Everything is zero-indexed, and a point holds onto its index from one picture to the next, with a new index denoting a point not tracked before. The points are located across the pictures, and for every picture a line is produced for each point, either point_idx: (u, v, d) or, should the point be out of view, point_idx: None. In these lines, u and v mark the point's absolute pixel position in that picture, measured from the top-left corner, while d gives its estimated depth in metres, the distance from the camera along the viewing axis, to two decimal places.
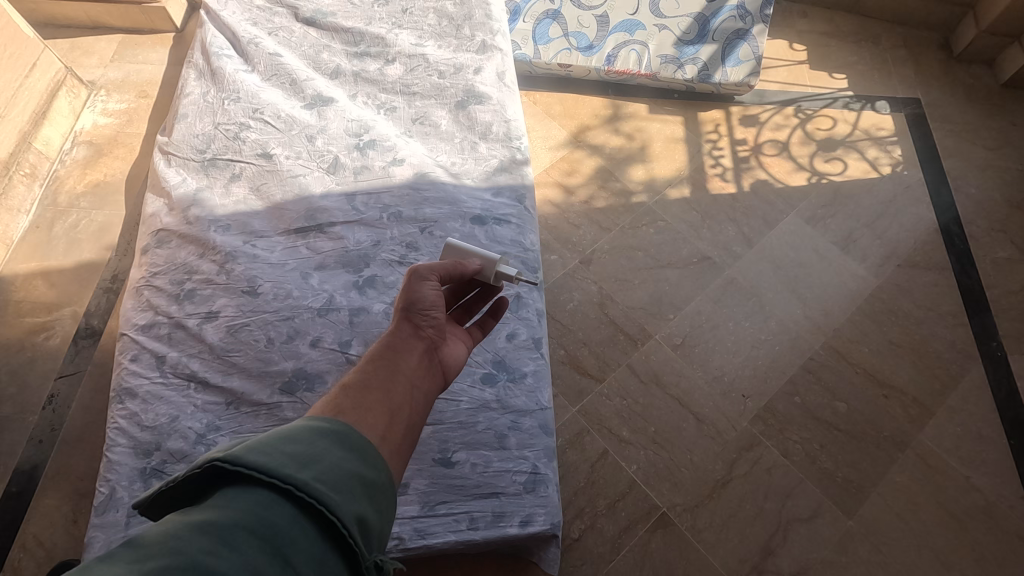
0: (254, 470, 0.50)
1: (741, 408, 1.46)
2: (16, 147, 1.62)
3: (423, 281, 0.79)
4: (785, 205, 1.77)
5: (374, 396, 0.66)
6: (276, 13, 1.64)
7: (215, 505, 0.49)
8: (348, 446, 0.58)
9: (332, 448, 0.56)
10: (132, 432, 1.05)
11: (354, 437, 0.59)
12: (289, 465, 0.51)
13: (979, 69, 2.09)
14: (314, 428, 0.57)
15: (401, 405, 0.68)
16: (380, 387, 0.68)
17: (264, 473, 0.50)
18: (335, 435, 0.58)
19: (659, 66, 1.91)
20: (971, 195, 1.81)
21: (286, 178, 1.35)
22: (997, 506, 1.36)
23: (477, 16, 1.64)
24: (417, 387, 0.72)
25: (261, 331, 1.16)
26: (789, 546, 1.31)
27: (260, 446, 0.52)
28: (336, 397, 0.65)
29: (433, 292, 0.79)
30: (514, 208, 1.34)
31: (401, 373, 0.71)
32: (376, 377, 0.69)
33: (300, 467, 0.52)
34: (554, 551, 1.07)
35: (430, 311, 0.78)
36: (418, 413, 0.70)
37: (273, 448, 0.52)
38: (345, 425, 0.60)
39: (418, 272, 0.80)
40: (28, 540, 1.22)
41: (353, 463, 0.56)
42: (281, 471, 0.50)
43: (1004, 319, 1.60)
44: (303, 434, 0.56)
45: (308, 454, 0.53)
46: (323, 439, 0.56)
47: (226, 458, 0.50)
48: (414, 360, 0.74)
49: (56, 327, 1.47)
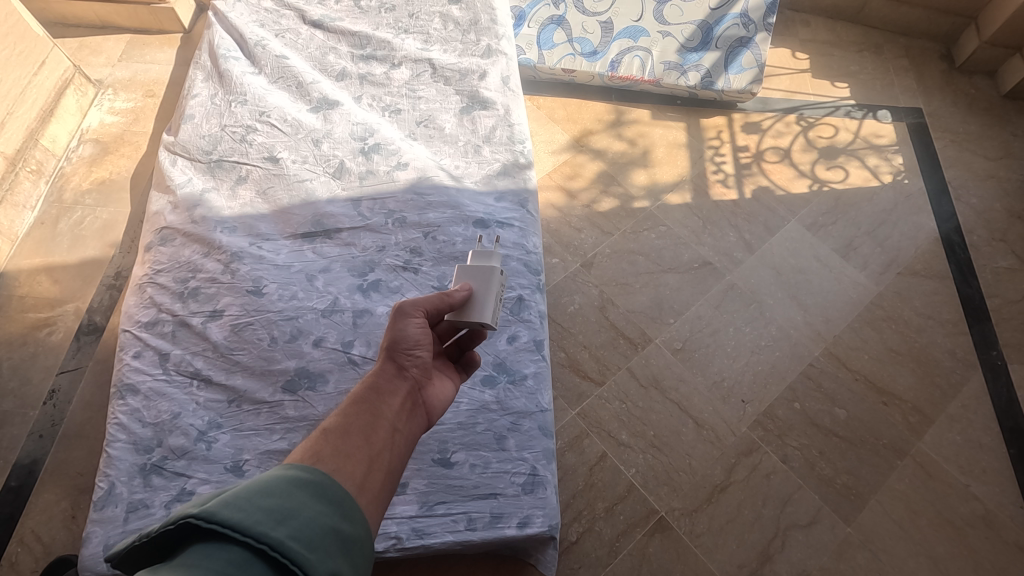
0: (229, 527, 0.46)
1: (740, 413, 1.46)
2: (23, 143, 1.63)
3: (407, 319, 0.77)
4: (786, 212, 1.78)
5: (354, 442, 0.63)
6: (283, 15, 1.66)
7: (185, 564, 0.45)
8: (328, 498, 0.54)
9: (311, 501, 0.52)
10: (132, 428, 1.06)
11: (333, 488, 0.55)
12: (264, 522, 0.47)
13: (980, 79, 2.10)
14: (291, 478, 0.53)
15: (382, 450, 0.65)
16: (361, 433, 0.65)
17: (238, 531, 0.46)
18: (315, 486, 0.54)
19: (663, 72, 1.92)
20: (972, 204, 1.82)
21: (294, 182, 1.37)
22: (997, 515, 1.36)
23: (483, 21, 1.65)
24: (400, 430, 0.69)
25: (265, 330, 1.16)
26: (787, 552, 1.30)
27: (236, 500, 0.48)
28: (315, 442, 0.61)
29: (417, 330, 0.77)
30: (516, 212, 1.34)
31: (383, 417, 0.68)
32: (356, 421, 0.66)
33: (276, 524, 0.48)
34: (552, 554, 1.06)
35: (415, 349, 0.76)
36: (399, 458, 0.66)
37: (249, 503, 0.48)
38: (325, 475, 0.56)
39: (403, 309, 0.77)
40: (27, 534, 1.22)
41: (331, 517, 0.52)
42: (255, 528, 0.47)
43: (1005, 329, 1.61)
44: (280, 485, 0.52)
45: (284, 509, 0.50)
46: (302, 491, 0.53)
47: (201, 514, 0.47)
48: (398, 403, 0.71)
49: (58, 323, 1.48)
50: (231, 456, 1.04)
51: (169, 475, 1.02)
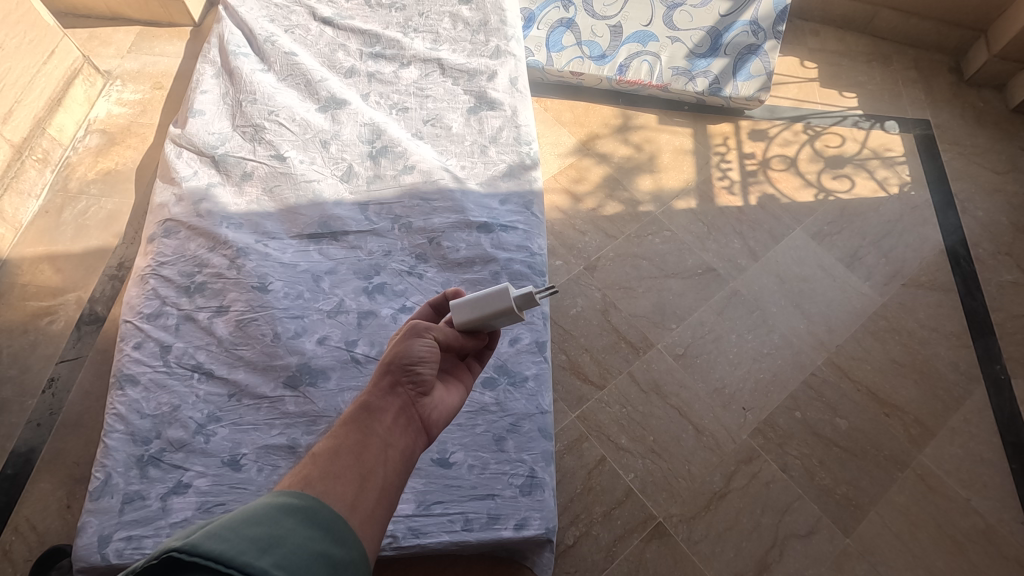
0: (211, 559, 0.43)
1: (741, 421, 1.45)
2: (30, 131, 1.63)
3: (416, 338, 0.73)
4: (792, 220, 1.77)
5: (344, 462, 0.62)
6: (294, 11, 1.66)
7: None
8: (314, 524, 0.52)
9: (297, 528, 0.50)
10: (131, 419, 1.05)
11: (324, 512, 0.54)
12: (249, 551, 0.45)
13: (989, 93, 2.10)
14: (277, 506, 0.51)
15: (374, 469, 0.63)
16: (352, 453, 0.64)
17: (222, 563, 0.44)
18: (301, 513, 0.52)
19: (671, 78, 1.92)
20: (978, 218, 1.81)
21: (301, 182, 1.36)
22: (997, 531, 1.35)
23: (493, 22, 1.65)
24: (393, 446, 0.67)
25: (269, 326, 1.16)
26: (785, 561, 1.30)
27: (218, 530, 0.46)
28: (304, 466, 0.60)
29: (425, 347, 0.73)
30: (521, 215, 1.34)
31: (375, 434, 0.67)
32: (347, 441, 0.65)
33: (261, 553, 0.46)
34: (548, 558, 1.05)
35: (418, 366, 0.72)
36: (394, 474, 0.65)
37: (233, 533, 0.46)
38: (313, 498, 0.55)
39: (415, 328, 0.73)
40: (20, 523, 1.22)
41: (319, 543, 0.51)
42: (240, 558, 0.44)
43: (1008, 344, 1.60)
44: (266, 514, 0.50)
45: (269, 537, 0.47)
46: (288, 518, 0.51)
47: (181, 547, 0.43)
48: (391, 419, 0.69)
49: (59, 311, 1.48)
50: (229, 450, 1.04)
51: (166, 467, 1.01)
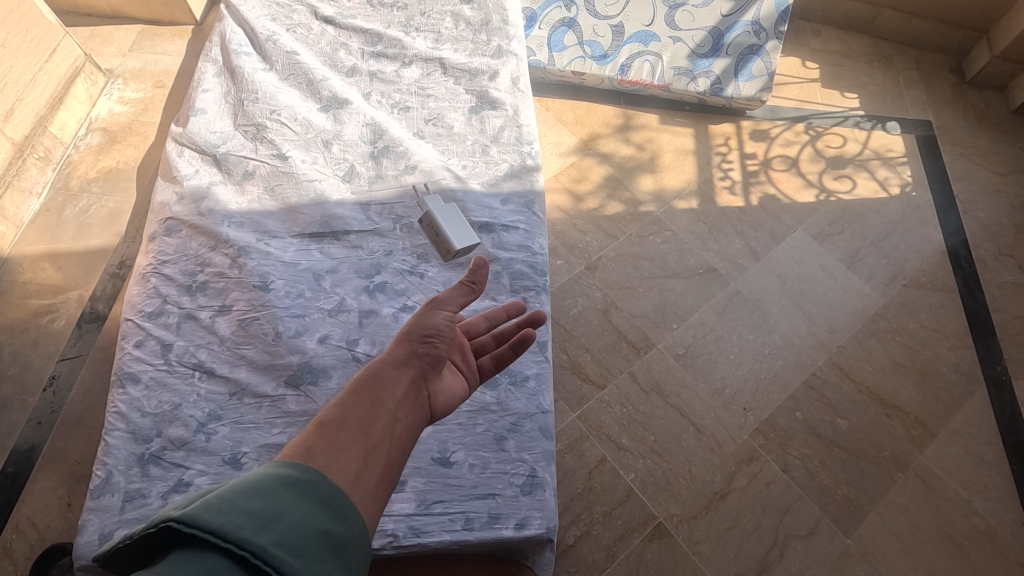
0: (209, 532, 0.45)
1: (741, 421, 1.45)
2: (31, 130, 1.63)
3: (436, 310, 0.79)
4: (793, 221, 1.77)
5: (349, 434, 0.61)
6: (295, 10, 1.66)
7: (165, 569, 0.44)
8: (316, 499, 0.52)
9: (300, 502, 0.51)
10: (131, 417, 1.05)
11: (326, 487, 0.54)
12: (247, 526, 0.46)
13: (990, 94, 2.10)
14: (280, 479, 0.52)
15: (379, 444, 0.63)
16: (357, 424, 0.63)
17: (220, 537, 0.45)
18: (304, 486, 0.53)
19: (673, 78, 1.92)
20: (979, 219, 1.81)
21: (302, 181, 1.36)
22: (998, 532, 1.35)
23: (494, 22, 1.65)
24: (400, 422, 0.67)
25: (270, 325, 1.16)
26: (786, 561, 1.30)
27: (219, 503, 0.47)
28: (309, 436, 0.59)
29: (443, 320, 0.78)
30: (523, 214, 1.34)
31: (383, 406, 0.67)
32: (354, 410, 0.64)
33: (259, 529, 0.47)
34: (548, 557, 1.05)
35: (435, 338, 0.77)
36: (397, 451, 0.65)
37: (232, 507, 0.47)
38: (315, 473, 0.54)
39: (437, 301, 0.80)
40: (21, 521, 1.22)
41: (320, 518, 0.51)
42: (236, 534, 0.45)
43: (1009, 345, 1.60)
44: (268, 487, 0.51)
45: (269, 512, 0.48)
46: (290, 492, 0.51)
47: (182, 518, 0.45)
48: (400, 393, 0.70)
49: (60, 310, 1.47)
50: (229, 449, 1.04)
51: (167, 466, 1.01)
